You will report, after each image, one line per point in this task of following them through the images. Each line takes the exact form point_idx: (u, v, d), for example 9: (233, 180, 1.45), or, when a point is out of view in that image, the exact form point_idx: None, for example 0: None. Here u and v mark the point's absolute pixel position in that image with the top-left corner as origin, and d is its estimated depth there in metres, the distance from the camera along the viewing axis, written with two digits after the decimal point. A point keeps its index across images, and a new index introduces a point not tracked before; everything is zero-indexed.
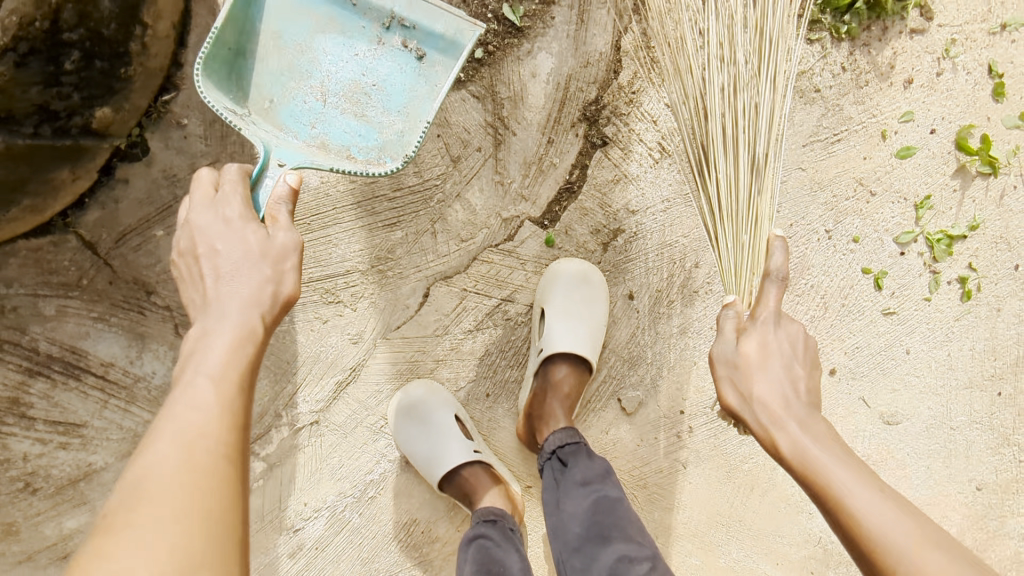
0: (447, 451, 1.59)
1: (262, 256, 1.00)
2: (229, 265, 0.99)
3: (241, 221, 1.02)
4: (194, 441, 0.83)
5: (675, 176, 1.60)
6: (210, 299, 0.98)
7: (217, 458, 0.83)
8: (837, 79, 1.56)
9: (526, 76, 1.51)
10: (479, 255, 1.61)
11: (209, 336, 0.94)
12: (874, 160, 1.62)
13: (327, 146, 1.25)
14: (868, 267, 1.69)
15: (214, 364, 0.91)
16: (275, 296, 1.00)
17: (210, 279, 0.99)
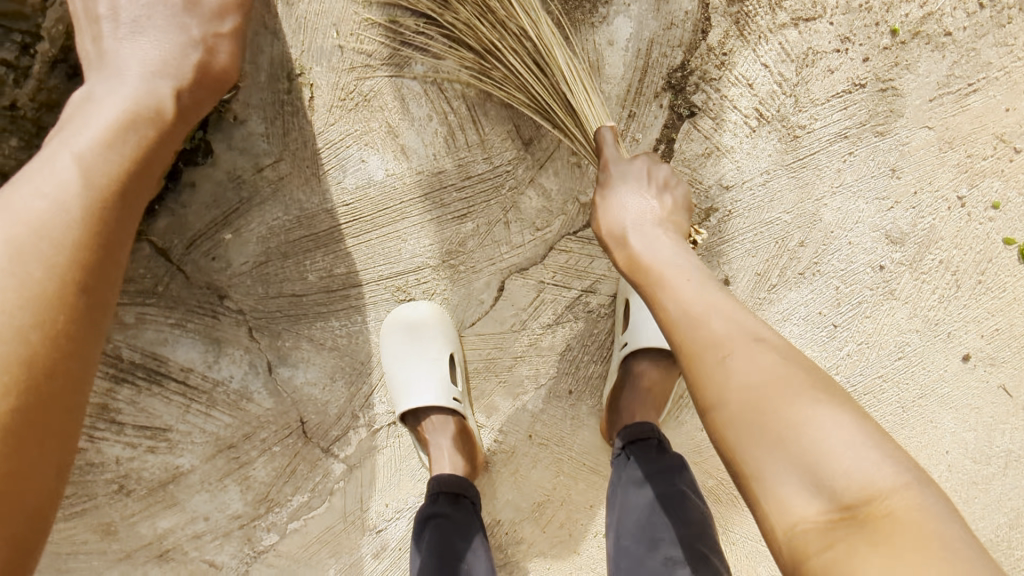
0: (415, 382, 1.48)
1: (195, 9, 1.12)
2: (135, 15, 1.10)
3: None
4: (50, 245, 0.88)
5: (776, 145, 1.41)
6: (116, 62, 1.07)
7: (51, 275, 0.87)
8: (971, 19, 1.33)
9: (602, 44, 1.35)
10: (557, 245, 1.49)
11: (113, 94, 1.03)
12: (1019, 111, 1.37)
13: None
14: (1011, 236, 1.45)
15: (103, 149, 0.97)
16: (190, 63, 1.10)
17: (126, 41, 1.09)
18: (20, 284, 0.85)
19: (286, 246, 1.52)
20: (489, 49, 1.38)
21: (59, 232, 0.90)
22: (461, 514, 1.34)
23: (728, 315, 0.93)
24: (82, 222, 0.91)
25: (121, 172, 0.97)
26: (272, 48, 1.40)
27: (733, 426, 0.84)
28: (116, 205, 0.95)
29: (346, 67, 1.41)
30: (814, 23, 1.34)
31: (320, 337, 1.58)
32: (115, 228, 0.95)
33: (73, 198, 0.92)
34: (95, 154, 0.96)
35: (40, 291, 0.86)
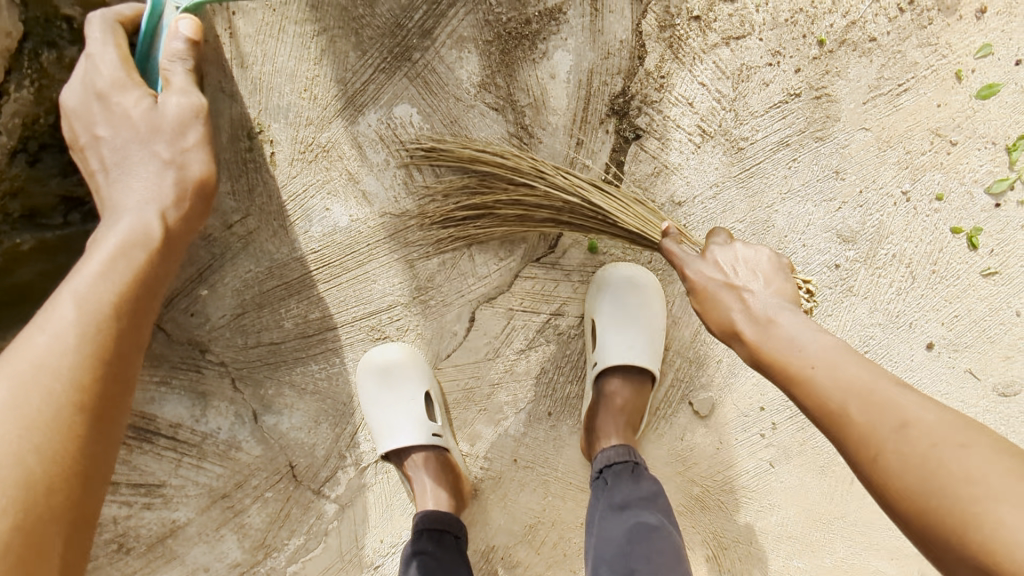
0: (393, 427, 1.53)
1: (162, 131, 1.16)
2: (116, 152, 1.16)
3: (127, 103, 1.17)
4: (50, 373, 0.90)
5: (721, 159, 1.46)
6: (113, 204, 1.13)
7: (49, 400, 0.89)
8: (894, 23, 1.38)
9: (545, 78, 1.41)
10: (522, 272, 1.54)
11: (110, 230, 1.08)
12: (950, 106, 1.42)
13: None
14: (959, 225, 1.49)
15: (101, 277, 1.00)
16: (170, 185, 1.14)
17: (118, 179, 1.15)
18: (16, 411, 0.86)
19: (260, 297, 1.57)
20: (438, 92, 1.43)
21: (59, 363, 0.91)
22: (444, 555, 1.40)
23: (865, 367, 0.93)
24: (81, 351, 0.93)
25: (119, 296, 1.00)
26: (231, 110, 1.45)
27: (843, 425, 0.90)
28: (117, 328, 0.98)
29: (302, 121, 1.46)
30: (744, 40, 1.39)
31: (301, 382, 1.62)
32: (117, 354, 0.97)
33: (69, 331, 0.94)
34: (89, 284, 0.99)
35: (46, 422, 0.88)
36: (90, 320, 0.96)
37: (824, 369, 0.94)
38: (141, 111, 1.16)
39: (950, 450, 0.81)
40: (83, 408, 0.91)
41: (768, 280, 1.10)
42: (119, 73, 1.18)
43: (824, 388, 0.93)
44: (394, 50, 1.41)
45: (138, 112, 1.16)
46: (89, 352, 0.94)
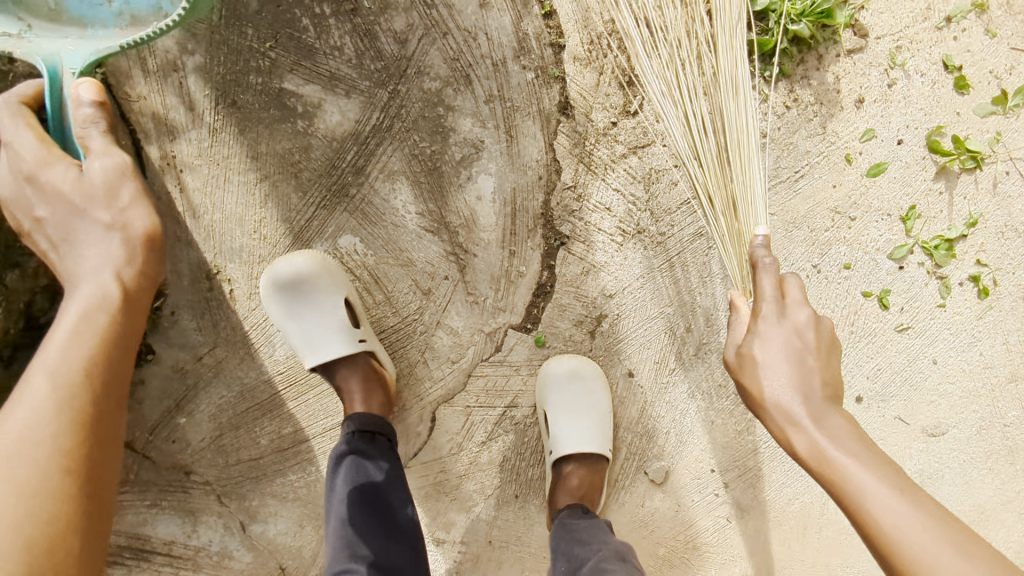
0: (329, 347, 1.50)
1: (96, 197, 1.23)
2: (60, 226, 1.23)
3: (57, 179, 1.24)
4: (31, 455, 0.97)
5: (644, 253, 1.59)
6: (71, 266, 1.21)
7: (35, 470, 0.96)
8: (783, 119, 1.51)
9: (473, 200, 1.54)
10: (474, 371, 1.65)
11: (71, 296, 1.15)
12: (845, 186, 1.55)
13: (134, 18, 1.46)
14: (869, 289, 1.61)
15: (77, 347, 1.08)
16: (117, 247, 1.21)
17: (70, 251, 1.22)
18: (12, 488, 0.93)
19: (235, 419, 1.69)
20: (377, 221, 1.56)
21: (35, 445, 0.98)
22: (405, 522, 1.35)
23: (862, 449, 1.02)
24: (65, 429, 1.01)
25: (92, 363, 1.08)
26: (189, 256, 1.57)
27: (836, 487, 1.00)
28: (99, 393, 1.07)
29: (256, 259, 1.57)
30: (649, 148, 1.52)
31: (282, 490, 1.74)
32: (98, 419, 1.05)
33: (46, 402, 1.01)
34: (64, 356, 1.07)
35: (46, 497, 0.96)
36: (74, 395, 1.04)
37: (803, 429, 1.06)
38: (72, 183, 1.24)
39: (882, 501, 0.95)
40: (76, 478, 0.99)
41: (801, 362, 1.09)
42: (42, 153, 1.27)
43: (837, 462, 1.01)
44: (332, 188, 1.53)
45: (68, 186, 1.23)
46: (61, 425, 1.01)
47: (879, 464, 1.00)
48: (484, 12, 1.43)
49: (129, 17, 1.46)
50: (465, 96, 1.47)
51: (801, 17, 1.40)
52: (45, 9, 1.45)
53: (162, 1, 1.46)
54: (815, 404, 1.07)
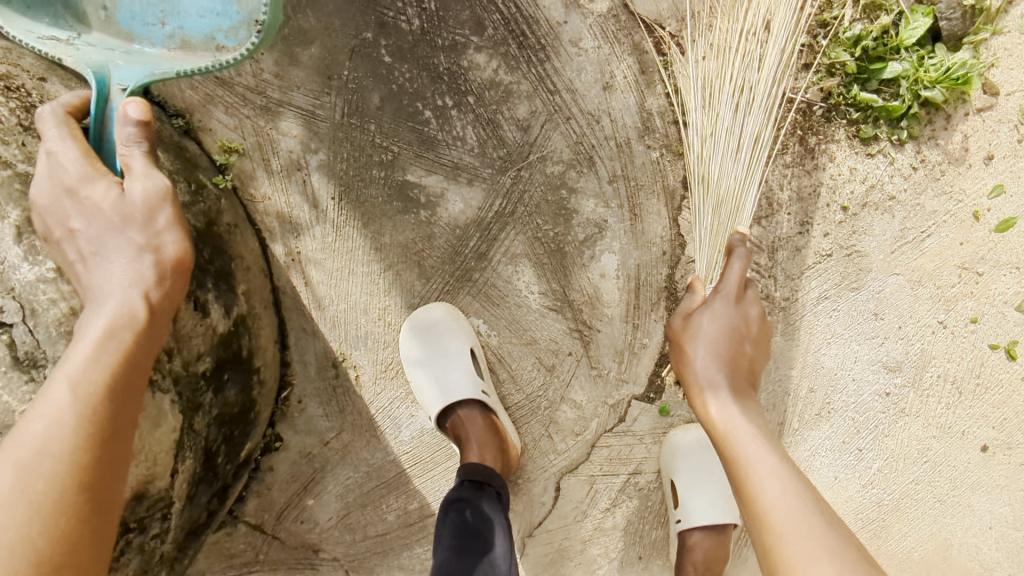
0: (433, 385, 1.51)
1: (131, 219, 0.99)
2: (91, 237, 1.00)
3: (92, 196, 0.99)
4: (50, 464, 0.84)
5: (767, 318, 1.58)
6: (94, 281, 0.98)
7: (52, 483, 0.83)
8: (909, 180, 1.49)
9: (596, 277, 1.53)
10: (598, 442, 1.66)
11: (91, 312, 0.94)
12: (973, 242, 1.53)
13: (187, 42, 1.16)
14: (996, 342, 1.60)
15: (105, 364, 0.90)
16: (148, 270, 0.98)
17: (98, 267, 0.99)
18: (24, 498, 0.81)
19: (362, 497, 1.71)
20: (500, 304, 1.56)
21: (52, 460, 0.84)
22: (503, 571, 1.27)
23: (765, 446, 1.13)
24: (78, 443, 0.86)
25: (114, 381, 0.90)
26: (315, 346, 1.58)
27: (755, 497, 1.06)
28: (117, 412, 0.90)
29: (380, 345, 1.59)
30: (774, 217, 1.50)
31: (409, 563, 1.74)
32: (109, 438, 0.89)
33: (65, 415, 0.86)
34: (90, 376, 0.89)
35: (53, 515, 0.82)
36: (96, 413, 0.88)
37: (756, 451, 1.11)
38: (107, 202, 1.00)
39: (762, 475, 1.08)
40: (91, 493, 0.86)
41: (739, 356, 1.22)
42: (84, 170, 1.01)
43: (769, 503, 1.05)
44: (456, 274, 1.54)
45: (99, 198, 0.99)
46: (84, 442, 0.86)
47: (794, 480, 1.07)
48: (608, 94, 1.41)
49: (184, 40, 1.17)
50: (588, 177, 1.46)
51: (935, 83, 1.37)
52: (96, 19, 1.17)
53: (222, 29, 1.15)
54: (716, 327, 1.23)
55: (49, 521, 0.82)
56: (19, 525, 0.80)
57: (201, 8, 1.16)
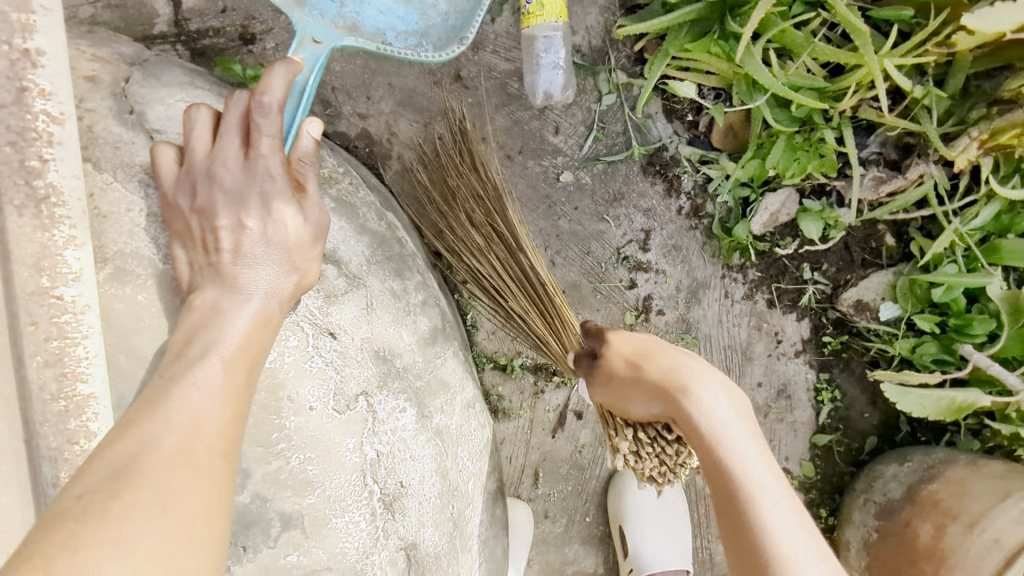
0: (670, 551, 1.54)
1: (303, 242, 0.84)
2: (257, 248, 0.82)
3: (285, 212, 0.83)
4: (172, 495, 0.63)
5: None
6: (233, 267, 0.81)
7: (207, 465, 0.67)
8: None
9: None
10: None
11: (202, 382, 0.73)
12: None
13: (355, 28, 1.06)
14: None
15: (232, 338, 0.77)
16: (292, 290, 0.84)
17: (237, 266, 0.81)
18: (187, 522, 0.62)
19: None
20: None
21: (207, 437, 0.69)
22: None
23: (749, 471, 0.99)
24: (230, 416, 0.72)
25: (232, 402, 0.74)
26: None
27: (725, 513, 0.98)
28: (226, 420, 0.72)
29: None
30: None
31: None
32: (202, 434, 0.69)
33: (204, 423, 0.70)
34: (208, 401, 0.71)
35: (188, 520, 0.62)
36: (223, 427, 0.71)
37: (764, 484, 0.97)
38: (295, 229, 0.84)
39: (719, 470, 1.00)
40: (202, 516, 0.64)
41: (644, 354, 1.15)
42: (235, 189, 0.82)
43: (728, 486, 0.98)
44: None
45: (291, 227, 0.84)
46: (177, 471, 0.65)
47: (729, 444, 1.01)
48: None
49: (354, 26, 1.06)
50: None
51: None
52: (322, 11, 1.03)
53: (396, 31, 1.12)
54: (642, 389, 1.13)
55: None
56: (99, 564, 0.55)
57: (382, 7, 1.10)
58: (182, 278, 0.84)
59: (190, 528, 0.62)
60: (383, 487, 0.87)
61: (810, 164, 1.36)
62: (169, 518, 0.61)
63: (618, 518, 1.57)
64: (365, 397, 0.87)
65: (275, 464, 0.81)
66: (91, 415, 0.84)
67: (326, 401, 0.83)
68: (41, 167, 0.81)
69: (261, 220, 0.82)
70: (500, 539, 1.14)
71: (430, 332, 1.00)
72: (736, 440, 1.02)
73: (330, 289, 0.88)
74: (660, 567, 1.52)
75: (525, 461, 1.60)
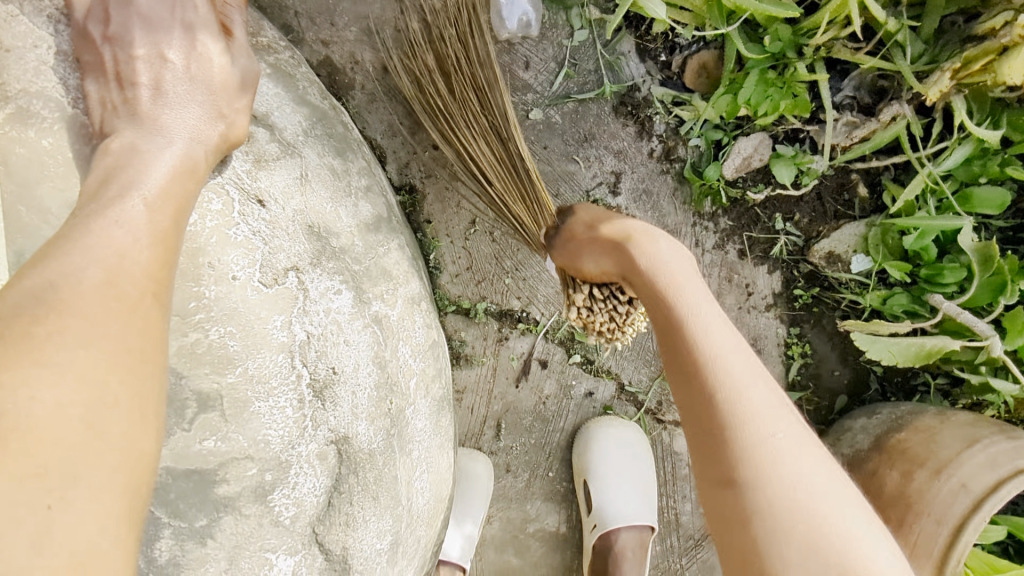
0: (634, 505, 1.48)
1: (225, 85, 0.84)
2: (178, 84, 0.82)
3: (209, 47, 0.85)
4: (100, 326, 0.61)
5: None
6: (149, 104, 0.80)
7: (137, 302, 0.65)
8: None
9: None
10: None
11: (126, 213, 0.69)
12: None
13: None
14: None
15: (155, 180, 0.73)
16: (218, 141, 0.81)
17: (155, 97, 0.81)
18: (121, 363, 0.61)
19: None
20: None
21: (136, 271, 0.67)
22: None
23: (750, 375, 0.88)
24: (161, 256, 0.69)
25: (163, 238, 0.70)
26: None
27: (704, 437, 0.85)
28: (158, 256, 0.69)
29: None
30: None
31: None
32: (132, 271, 0.66)
33: (134, 259, 0.67)
34: (132, 241, 0.68)
35: (119, 357, 0.62)
36: (152, 266, 0.68)
37: (775, 436, 0.82)
38: (221, 71, 0.85)
39: (724, 378, 0.86)
40: (136, 354, 0.63)
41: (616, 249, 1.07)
42: (156, 20, 0.84)
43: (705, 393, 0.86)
44: None
45: (217, 66, 0.85)
46: (104, 305, 0.62)
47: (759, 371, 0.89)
48: None
49: None
50: None
51: None
52: None
53: None
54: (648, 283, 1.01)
55: (151, 427, 0.63)
56: (28, 384, 0.54)
57: None
58: (92, 117, 0.80)
59: (121, 365, 0.62)
60: (314, 372, 0.84)
61: (782, 102, 1.33)
62: (102, 356, 0.60)
63: (582, 472, 1.52)
64: (296, 272, 0.84)
65: (192, 337, 0.77)
66: None
67: (251, 272, 0.80)
68: None
69: (181, 56, 0.83)
70: (447, 455, 1.08)
71: (371, 218, 0.99)
72: (738, 360, 0.89)
73: (259, 154, 0.87)
74: (625, 521, 1.46)
75: (486, 411, 1.54)
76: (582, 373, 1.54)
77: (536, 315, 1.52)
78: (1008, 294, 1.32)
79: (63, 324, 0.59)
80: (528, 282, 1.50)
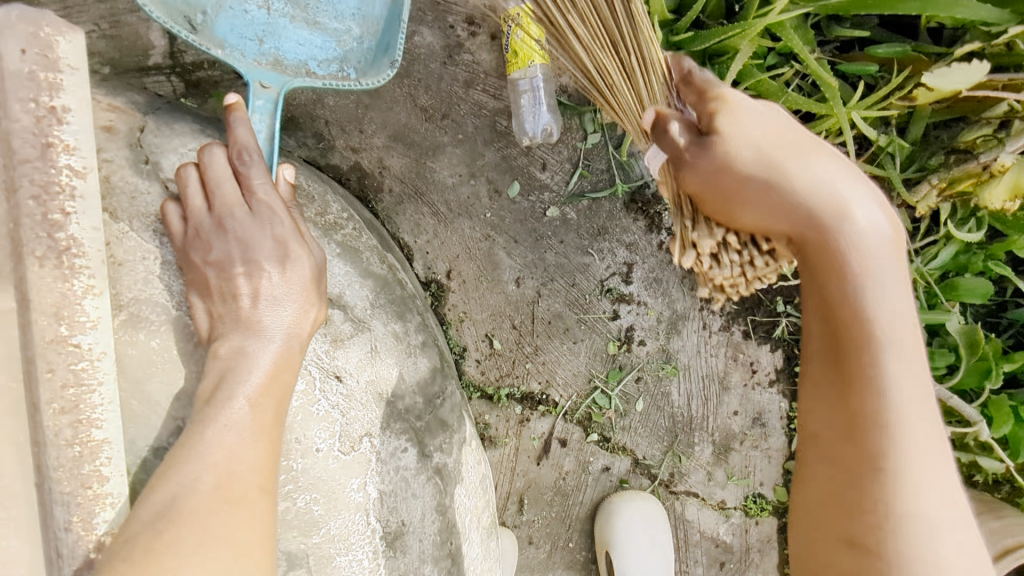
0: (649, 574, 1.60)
1: (309, 278, 0.93)
2: (274, 291, 0.91)
3: (298, 254, 0.93)
4: (209, 528, 0.76)
5: None
6: (251, 312, 0.89)
7: (243, 500, 0.80)
8: None
9: None
10: None
11: (230, 423, 0.83)
12: None
13: (280, 63, 1.12)
14: None
15: (257, 379, 0.86)
16: (309, 328, 0.92)
17: (256, 310, 0.90)
18: (228, 554, 0.76)
19: None
20: None
21: (241, 471, 0.82)
22: None
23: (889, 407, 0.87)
24: (263, 452, 0.84)
25: (261, 439, 0.85)
26: None
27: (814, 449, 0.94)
28: (257, 455, 0.84)
29: None
30: None
31: None
32: (237, 473, 0.81)
33: (237, 461, 0.82)
34: (238, 442, 0.83)
35: (225, 550, 0.76)
36: (257, 463, 0.83)
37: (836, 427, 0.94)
38: (306, 271, 0.93)
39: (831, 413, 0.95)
40: (242, 544, 0.78)
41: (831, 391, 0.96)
42: (244, 238, 0.90)
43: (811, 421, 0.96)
44: None
45: (305, 268, 0.93)
46: (213, 508, 0.78)
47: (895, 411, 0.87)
48: None
49: (279, 60, 1.12)
50: None
51: None
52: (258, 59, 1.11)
53: (318, 60, 1.15)
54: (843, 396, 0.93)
55: None
56: None
57: (304, 37, 1.15)
58: (201, 327, 0.93)
59: (230, 556, 0.76)
60: (386, 525, 1.01)
61: None
62: (208, 555, 0.75)
63: (605, 544, 1.60)
64: (369, 438, 1.01)
65: (283, 505, 0.94)
66: (105, 459, 0.88)
67: (331, 444, 0.95)
68: (64, 220, 0.86)
69: (273, 265, 0.91)
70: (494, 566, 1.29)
71: (429, 375, 1.15)
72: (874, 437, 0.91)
73: (336, 333, 1.02)
74: None
75: (508, 489, 1.63)
76: (599, 450, 1.63)
77: (556, 397, 1.61)
78: (992, 379, 1.42)
79: (182, 531, 0.75)
80: (547, 365, 1.60)
